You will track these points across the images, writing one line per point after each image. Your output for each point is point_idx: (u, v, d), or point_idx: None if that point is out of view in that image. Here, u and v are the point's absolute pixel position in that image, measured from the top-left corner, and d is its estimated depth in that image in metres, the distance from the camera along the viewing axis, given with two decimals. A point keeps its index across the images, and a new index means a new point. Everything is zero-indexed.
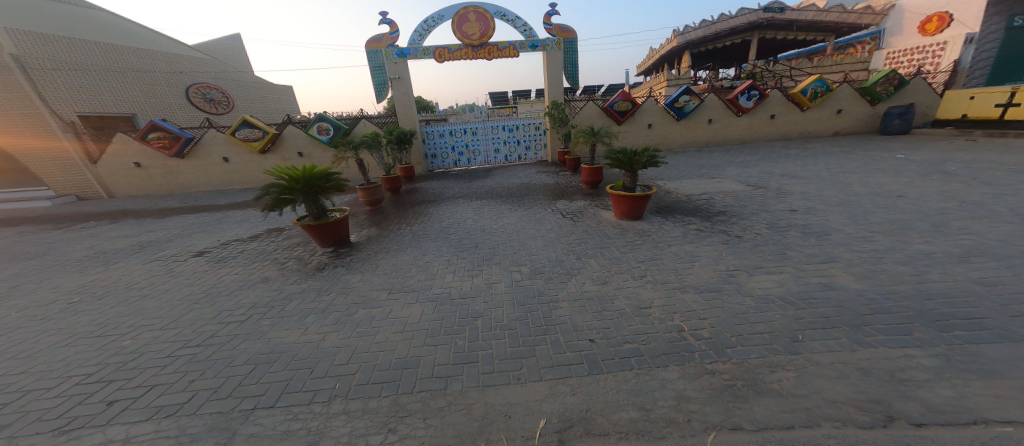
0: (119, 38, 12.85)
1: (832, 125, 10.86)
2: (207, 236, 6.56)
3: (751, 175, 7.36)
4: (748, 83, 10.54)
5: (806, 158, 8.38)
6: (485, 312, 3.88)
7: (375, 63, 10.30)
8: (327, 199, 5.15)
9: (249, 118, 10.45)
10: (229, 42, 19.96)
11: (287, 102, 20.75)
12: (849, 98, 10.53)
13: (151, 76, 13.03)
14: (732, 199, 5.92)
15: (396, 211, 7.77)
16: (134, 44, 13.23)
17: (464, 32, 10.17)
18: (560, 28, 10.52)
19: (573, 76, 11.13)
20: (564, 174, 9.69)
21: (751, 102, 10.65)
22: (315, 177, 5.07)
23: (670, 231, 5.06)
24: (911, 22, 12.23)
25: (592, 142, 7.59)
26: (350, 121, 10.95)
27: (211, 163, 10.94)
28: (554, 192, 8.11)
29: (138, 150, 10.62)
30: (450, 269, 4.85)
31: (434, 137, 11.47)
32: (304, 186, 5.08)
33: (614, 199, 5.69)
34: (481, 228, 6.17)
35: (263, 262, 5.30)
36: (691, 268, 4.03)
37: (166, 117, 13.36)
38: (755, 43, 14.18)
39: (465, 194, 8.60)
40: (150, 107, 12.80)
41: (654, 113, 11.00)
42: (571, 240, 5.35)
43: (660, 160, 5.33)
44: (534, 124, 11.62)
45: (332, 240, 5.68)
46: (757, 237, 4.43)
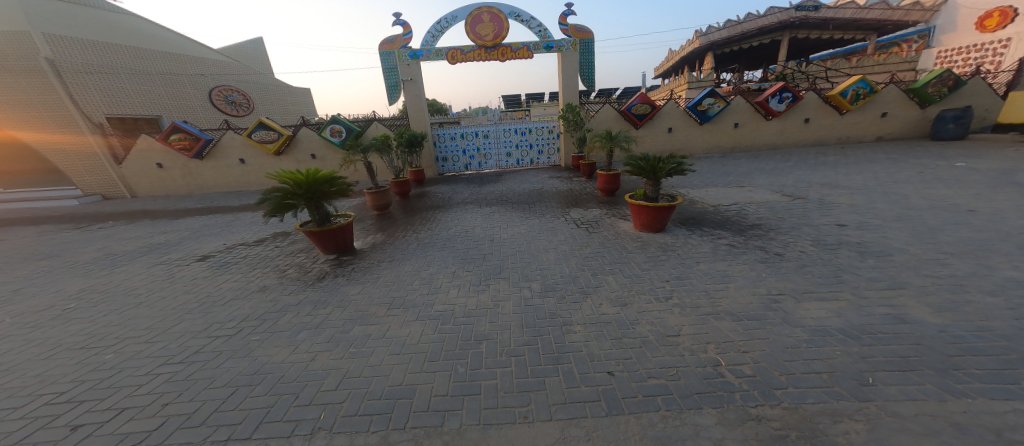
0: (152, 43, 13.22)
1: (873, 129, 10.03)
2: (214, 239, 6.44)
3: (786, 184, 6.73)
4: (779, 85, 9.79)
5: (847, 166, 7.66)
6: (491, 334, 3.50)
7: (387, 65, 10.18)
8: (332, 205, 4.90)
9: (265, 119, 10.47)
10: (252, 46, 20.43)
11: (305, 104, 21.07)
12: (895, 101, 9.73)
13: (179, 78, 13.36)
14: (767, 210, 5.35)
15: (405, 217, 7.51)
16: (165, 48, 13.59)
17: (477, 33, 9.93)
18: (577, 28, 10.13)
19: (589, 78, 10.71)
20: (579, 180, 9.25)
21: (783, 105, 9.91)
22: (318, 181, 4.82)
23: (698, 246, 4.56)
24: (968, 19, 11.37)
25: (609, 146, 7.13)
26: (362, 124, 10.82)
27: (227, 165, 11.01)
28: (569, 199, 7.68)
29: (158, 151, 10.74)
30: (455, 283, 4.49)
31: (445, 140, 11.24)
32: (308, 192, 4.83)
33: (634, 209, 5.22)
34: (490, 237, 5.80)
35: (263, 269, 5.08)
36: (725, 290, 3.53)
37: (187, 118, 13.64)
38: (784, 43, 13.33)
39: (476, 199, 8.28)
40: (175, 109, 13.09)
41: (675, 116, 10.44)
42: (587, 253, 4.92)
43: (689, 167, 4.81)
44: (547, 128, 11.25)
45: (335, 246, 5.42)
46: (802, 256, 3.88)
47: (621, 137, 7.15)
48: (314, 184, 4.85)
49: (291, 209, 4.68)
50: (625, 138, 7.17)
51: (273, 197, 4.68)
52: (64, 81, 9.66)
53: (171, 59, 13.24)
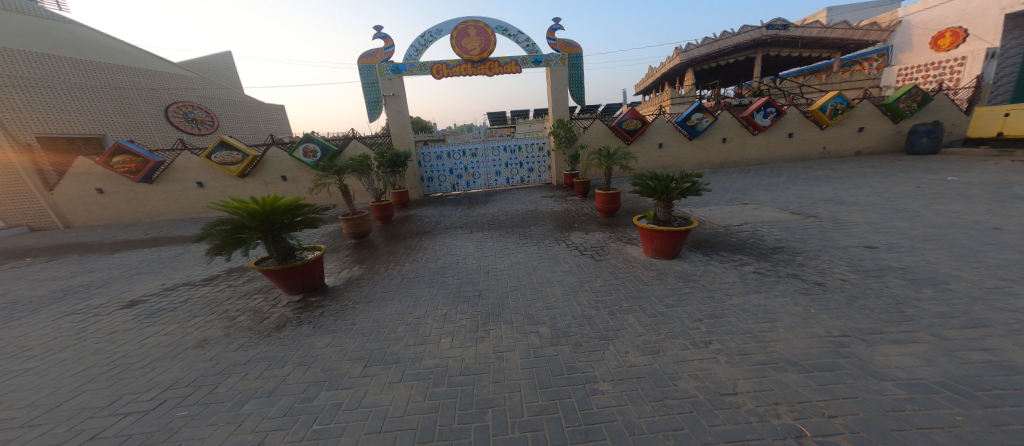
0: (101, 54, 12.18)
1: (854, 144, 10.20)
2: (151, 279, 5.39)
3: (791, 201, 6.46)
4: (763, 99, 9.85)
5: (843, 181, 7.56)
6: (498, 399, 2.77)
7: (368, 79, 9.62)
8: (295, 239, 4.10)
9: (228, 138, 9.49)
10: (221, 60, 19.50)
11: (279, 121, 20.08)
12: (869, 116, 9.92)
13: (129, 94, 12.20)
14: (783, 230, 4.95)
15: (386, 245, 6.73)
16: (115, 60, 12.58)
17: (463, 47, 9.61)
18: (565, 43, 10.01)
19: (578, 93, 10.53)
20: (573, 200, 8.78)
21: (767, 120, 9.95)
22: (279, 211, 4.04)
23: (724, 274, 4.04)
24: (923, 38, 12.02)
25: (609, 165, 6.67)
26: (341, 142, 10.02)
27: (182, 189, 9.85)
28: (566, 221, 7.13)
29: (99, 175, 9.46)
30: (447, 330, 3.75)
31: (430, 159, 10.62)
32: (265, 223, 4.02)
33: (644, 234, 4.69)
34: (485, 268, 5.11)
35: (206, 317, 4.15)
36: (775, 332, 2.99)
37: (139, 137, 12.39)
38: (758, 60, 13.84)
39: (465, 223, 7.60)
40: (123, 126, 11.86)
41: (664, 132, 10.33)
42: (598, 286, 4.30)
43: (706, 185, 4.25)
44: (537, 145, 10.86)
45: (301, 285, 4.59)
46: (847, 285, 3.43)
47: (622, 155, 6.70)
48: (272, 214, 4.06)
49: (241, 245, 3.84)
50: (626, 157, 6.68)
51: (218, 231, 3.84)
52: None
53: (120, 70, 12.18)
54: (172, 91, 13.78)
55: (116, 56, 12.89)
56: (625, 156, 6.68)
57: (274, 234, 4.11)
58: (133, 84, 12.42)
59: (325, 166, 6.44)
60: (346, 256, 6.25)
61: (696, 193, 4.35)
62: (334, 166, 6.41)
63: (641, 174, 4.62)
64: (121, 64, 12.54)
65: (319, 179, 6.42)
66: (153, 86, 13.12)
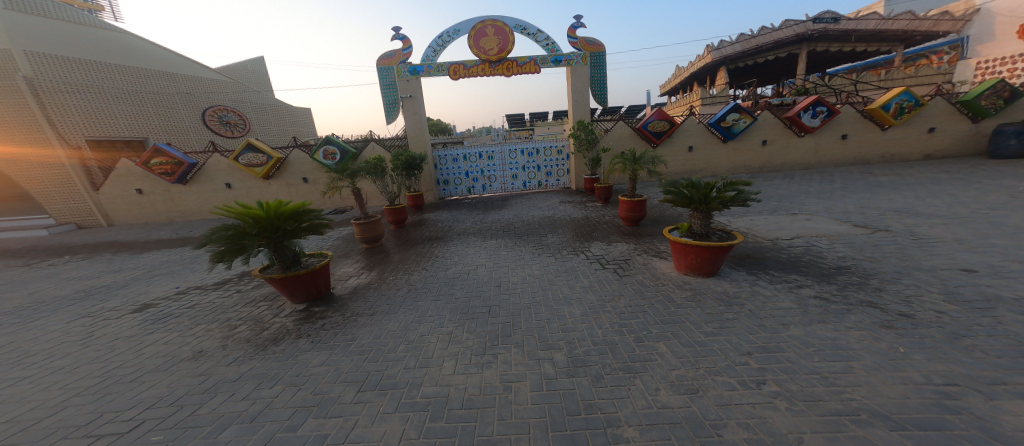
0: (145, 61, 12.88)
1: (920, 146, 9.02)
2: (166, 281, 5.37)
3: (849, 210, 5.63)
4: (812, 98, 8.77)
5: (912, 188, 6.58)
6: (504, 441, 2.35)
7: (386, 81, 9.54)
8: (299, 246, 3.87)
9: (255, 141, 9.65)
10: (253, 66, 20.39)
11: (305, 124, 20.77)
12: (939, 114, 8.74)
13: (169, 98, 12.82)
14: (845, 246, 4.23)
15: (397, 251, 6.51)
16: (159, 67, 13.29)
17: (481, 47, 9.31)
18: (587, 41, 9.50)
19: (601, 93, 9.98)
20: (594, 206, 8.24)
21: (817, 121, 8.89)
22: (282, 216, 3.84)
23: (775, 298, 3.42)
24: (1007, 27, 10.56)
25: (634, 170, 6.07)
26: (359, 144, 10.00)
27: (211, 190, 10.12)
28: (585, 229, 6.62)
29: (138, 176, 9.88)
30: (452, 352, 3.39)
31: (447, 162, 10.40)
32: (267, 229, 3.81)
33: (675, 249, 4.13)
34: (496, 282, 4.71)
35: (207, 325, 3.99)
36: (852, 375, 2.38)
37: (177, 140, 12.97)
38: (802, 56, 12.63)
39: (478, 229, 7.27)
40: (164, 130, 12.49)
41: (696, 134, 9.57)
42: (622, 307, 3.79)
43: (754, 193, 3.63)
44: (557, 147, 10.38)
45: (306, 294, 4.40)
46: (941, 318, 2.75)
47: (650, 159, 6.09)
48: (275, 219, 3.84)
49: (242, 252, 3.63)
50: (655, 161, 6.05)
51: (219, 237, 3.64)
52: (40, 101, 9.08)
53: (164, 79, 12.89)
54: (210, 97, 14.48)
55: (160, 63, 13.62)
56: (653, 159, 6.06)
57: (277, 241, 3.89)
58: (174, 91, 13.10)
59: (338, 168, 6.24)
60: (355, 262, 6.04)
61: (742, 202, 3.72)
62: (347, 169, 6.21)
63: (672, 181, 4.04)
64: (164, 71, 13.24)
65: (330, 182, 6.20)
66: (191, 93, 13.78)
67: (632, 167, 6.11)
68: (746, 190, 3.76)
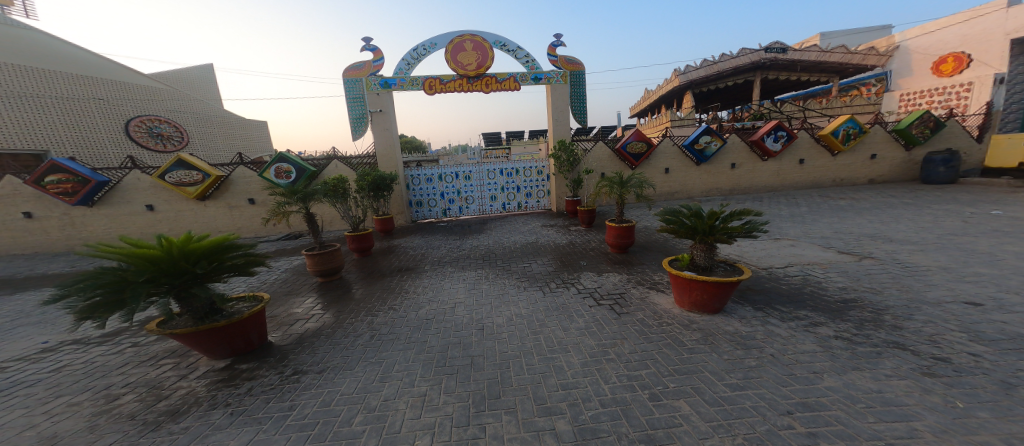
0: (61, 64, 11.31)
1: (866, 172, 9.73)
2: (38, 333, 4.10)
3: (829, 235, 5.66)
4: (772, 123, 9.28)
5: (873, 212, 6.88)
6: None
7: (353, 94, 8.79)
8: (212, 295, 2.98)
9: (187, 156, 8.27)
10: (199, 73, 18.60)
11: (259, 138, 19.10)
12: (881, 142, 9.52)
13: (82, 106, 11.10)
14: (843, 276, 4.08)
15: (362, 286, 5.66)
16: (77, 70, 11.69)
17: (458, 61, 8.90)
18: (566, 60, 9.44)
19: (581, 113, 9.92)
20: (576, 230, 7.89)
21: (778, 145, 9.35)
22: (191, 255, 2.97)
23: (795, 339, 3.08)
24: (923, 64, 12.33)
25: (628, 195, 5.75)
26: (320, 162, 8.98)
27: (127, 213, 8.53)
28: (571, 256, 6.19)
29: (28, 196, 8.07)
30: (428, 427, 2.65)
31: (420, 182, 9.65)
32: (167, 272, 2.90)
33: (675, 281, 3.76)
34: (479, 325, 4.11)
35: (77, 400, 2.92)
36: (922, 440, 1.99)
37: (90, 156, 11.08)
38: (757, 83, 13.75)
39: (456, 257, 6.59)
40: (70, 142, 10.76)
41: (670, 156, 9.76)
42: (628, 355, 3.31)
43: (763, 224, 3.29)
44: (536, 168, 10.04)
45: (231, 348, 3.48)
46: (982, 363, 2.50)
47: (641, 181, 5.80)
48: (181, 260, 2.94)
49: (123, 306, 2.69)
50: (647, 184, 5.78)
51: (89, 285, 2.66)
52: None
53: (79, 82, 11.25)
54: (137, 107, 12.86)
55: (84, 67, 12.08)
56: (644, 182, 5.79)
57: (182, 289, 2.97)
58: (98, 99, 11.56)
59: (289, 189, 5.23)
60: (308, 300, 5.12)
61: (749, 234, 3.38)
62: (300, 190, 5.23)
63: (671, 208, 3.68)
64: (82, 74, 11.62)
65: (276, 205, 5.12)
66: (115, 101, 12.10)
67: (623, 190, 5.82)
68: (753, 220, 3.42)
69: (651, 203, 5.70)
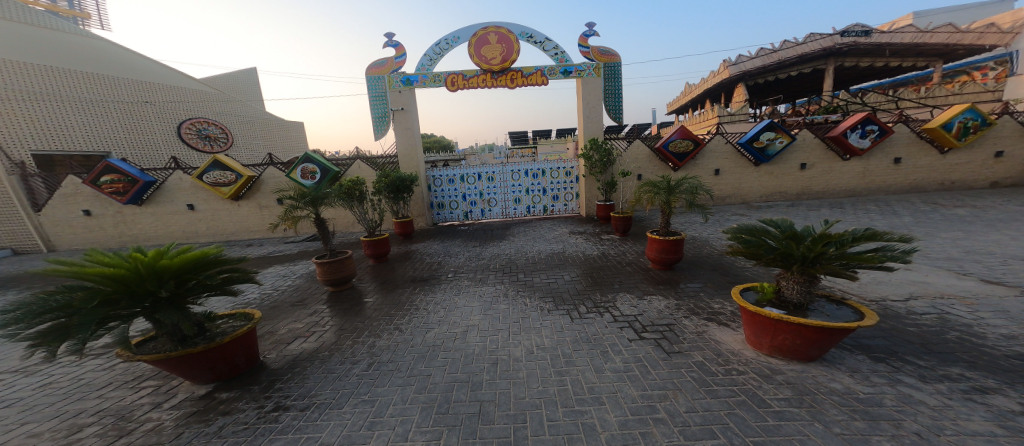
0: (116, 69, 12.43)
1: (985, 173, 7.83)
2: None
3: (953, 255, 4.34)
4: (860, 116, 7.68)
5: (1011, 224, 5.31)
6: None
7: (376, 93, 8.52)
8: (181, 322, 2.59)
9: (223, 156, 8.21)
10: (245, 77, 19.76)
11: (298, 138, 20.08)
12: (1008, 136, 7.61)
13: (139, 107, 12.17)
14: (1002, 317, 2.91)
15: (373, 298, 5.23)
16: (131, 75, 12.79)
17: (482, 55, 8.31)
18: (600, 50, 8.54)
19: (616, 108, 8.95)
20: (610, 239, 7.01)
21: (866, 141, 7.73)
22: (157, 275, 2.55)
23: (952, 414, 2.06)
24: None
25: (676, 204, 4.78)
26: (345, 162, 8.82)
27: (171, 211, 8.79)
28: (604, 273, 5.35)
29: (87, 195, 8.58)
30: None
31: (442, 183, 9.21)
32: (130, 294, 2.53)
33: (751, 319, 2.83)
34: (492, 358, 3.52)
35: (41, 429, 2.62)
36: None
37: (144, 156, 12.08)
38: (829, 72, 11.94)
39: (474, 268, 6.00)
40: (128, 143, 11.69)
41: (722, 156, 8.56)
42: (684, 414, 2.46)
43: (907, 252, 2.26)
44: (564, 168, 9.22)
45: (213, 373, 3.08)
46: None
47: (691, 186, 4.81)
48: (147, 280, 2.54)
49: (72, 334, 2.31)
50: (698, 190, 4.78)
51: (35, 311, 2.29)
52: None
53: (131, 87, 12.20)
54: (185, 109, 13.98)
55: (138, 73, 13.22)
56: (693, 186, 4.80)
57: (149, 312, 2.61)
58: (142, 100, 12.42)
59: (301, 191, 4.87)
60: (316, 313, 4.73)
61: (882, 266, 2.35)
62: (314, 193, 4.86)
63: (751, 226, 2.74)
64: (139, 79, 12.79)
65: (287, 208, 4.77)
66: (167, 105, 13.21)
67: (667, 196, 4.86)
68: (888, 245, 2.40)
69: (704, 213, 4.67)
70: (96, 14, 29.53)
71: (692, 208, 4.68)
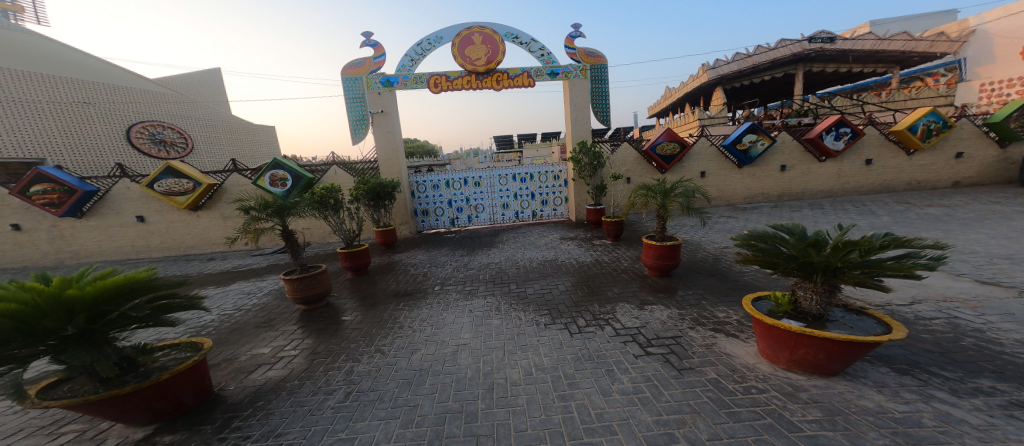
0: (56, 66, 11.43)
1: (948, 173, 8.24)
2: None
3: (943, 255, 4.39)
4: (833, 118, 7.93)
5: (983, 222, 5.52)
6: None
7: (352, 94, 8.01)
8: (98, 363, 2.14)
9: (176, 163, 7.35)
10: (205, 77, 18.55)
11: (268, 143, 19.01)
12: (968, 138, 8.05)
13: (81, 108, 11.34)
14: (1012, 320, 2.87)
15: (355, 316, 4.80)
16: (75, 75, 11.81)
17: (466, 56, 8.01)
18: (586, 52, 8.43)
19: (603, 111, 8.86)
20: (602, 245, 6.84)
21: (840, 143, 7.98)
22: (63, 306, 2.08)
23: (998, 434, 1.91)
24: (1008, 48, 10.87)
25: (672, 209, 4.63)
26: (319, 168, 8.23)
27: (118, 224, 7.88)
28: (601, 281, 5.15)
29: (16, 208, 7.56)
30: None
31: (426, 189, 8.79)
32: (28, 332, 2.05)
33: (765, 332, 2.64)
34: (488, 382, 3.18)
35: None
36: None
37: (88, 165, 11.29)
38: (799, 76, 12.45)
39: (464, 279, 5.65)
40: (67, 148, 10.83)
41: (707, 158, 8.67)
42: (708, 443, 2.23)
43: (938, 259, 2.09)
44: (552, 172, 9.01)
45: (151, 414, 2.66)
46: None
47: (688, 189, 4.69)
48: (49, 314, 2.06)
49: None
50: (696, 192, 4.65)
51: None
52: None
53: (61, 86, 11.04)
54: (137, 114, 12.92)
55: (84, 74, 12.19)
56: (691, 189, 4.68)
57: (56, 351, 2.14)
58: (78, 99, 11.32)
59: (264, 201, 4.35)
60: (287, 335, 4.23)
61: (909, 274, 2.15)
62: (278, 203, 4.35)
63: (763, 233, 2.56)
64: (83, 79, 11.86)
65: (248, 220, 4.27)
66: (114, 109, 12.19)
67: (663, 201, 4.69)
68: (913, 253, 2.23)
69: (702, 216, 4.57)
70: (35, 8, 27.10)
71: (689, 212, 4.54)
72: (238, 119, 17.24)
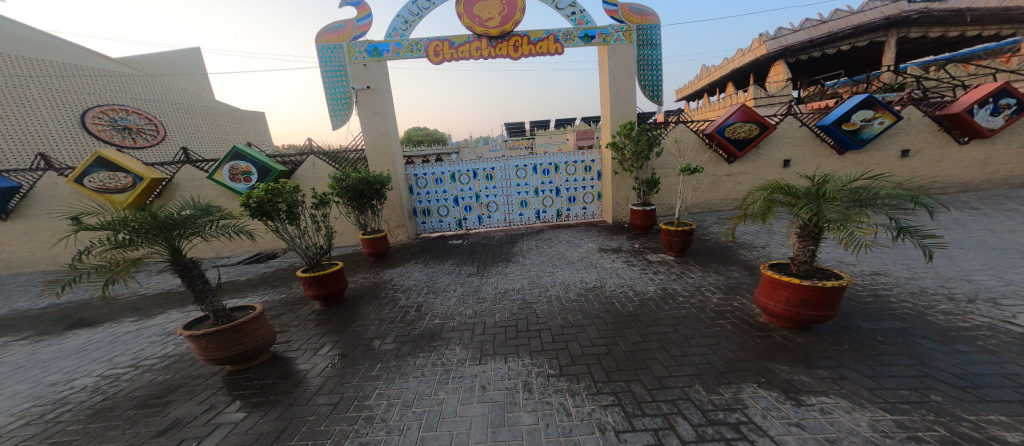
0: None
1: None
2: None
3: None
4: (992, 86, 5.98)
5: None
6: None
7: (331, 67, 6.24)
8: None
9: (112, 151, 5.69)
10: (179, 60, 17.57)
11: (243, 130, 18.30)
12: None
13: (29, 89, 10.39)
14: None
15: (307, 377, 3.06)
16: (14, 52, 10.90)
17: (474, 14, 6.08)
18: (632, 8, 6.38)
19: (654, 85, 6.77)
20: (664, 261, 4.97)
21: (998, 120, 6.06)
22: None
23: None
24: None
25: (847, 223, 2.33)
26: (293, 159, 6.53)
27: (49, 228, 6.40)
28: (689, 334, 3.27)
29: None
30: None
31: (425, 183, 7.00)
32: None
33: None
34: None
35: None
36: None
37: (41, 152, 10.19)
38: (891, 44, 9.99)
39: (474, 320, 3.89)
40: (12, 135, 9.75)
41: (794, 143, 6.64)
42: None
43: None
44: (584, 162, 7.05)
45: None
46: None
47: (881, 188, 2.52)
48: None
49: None
50: (914, 198, 2.40)
51: None
52: None
53: None
54: (94, 94, 11.84)
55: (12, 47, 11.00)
56: (899, 192, 2.44)
57: None
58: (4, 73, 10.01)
59: (129, 213, 2.50)
60: (189, 423, 2.54)
61: None
62: (154, 219, 2.51)
63: None
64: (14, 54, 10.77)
65: (94, 247, 2.45)
66: (60, 89, 11.00)
67: (837, 214, 2.41)
68: None
69: (922, 247, 2.27)
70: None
71: (894, 236, 2.26)
72: (208, 103, 16.32)
